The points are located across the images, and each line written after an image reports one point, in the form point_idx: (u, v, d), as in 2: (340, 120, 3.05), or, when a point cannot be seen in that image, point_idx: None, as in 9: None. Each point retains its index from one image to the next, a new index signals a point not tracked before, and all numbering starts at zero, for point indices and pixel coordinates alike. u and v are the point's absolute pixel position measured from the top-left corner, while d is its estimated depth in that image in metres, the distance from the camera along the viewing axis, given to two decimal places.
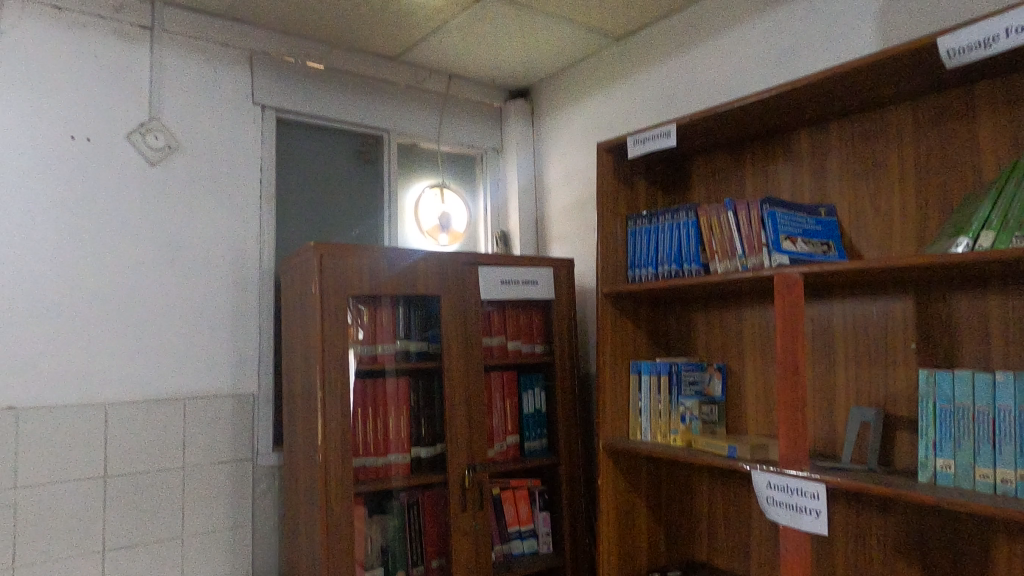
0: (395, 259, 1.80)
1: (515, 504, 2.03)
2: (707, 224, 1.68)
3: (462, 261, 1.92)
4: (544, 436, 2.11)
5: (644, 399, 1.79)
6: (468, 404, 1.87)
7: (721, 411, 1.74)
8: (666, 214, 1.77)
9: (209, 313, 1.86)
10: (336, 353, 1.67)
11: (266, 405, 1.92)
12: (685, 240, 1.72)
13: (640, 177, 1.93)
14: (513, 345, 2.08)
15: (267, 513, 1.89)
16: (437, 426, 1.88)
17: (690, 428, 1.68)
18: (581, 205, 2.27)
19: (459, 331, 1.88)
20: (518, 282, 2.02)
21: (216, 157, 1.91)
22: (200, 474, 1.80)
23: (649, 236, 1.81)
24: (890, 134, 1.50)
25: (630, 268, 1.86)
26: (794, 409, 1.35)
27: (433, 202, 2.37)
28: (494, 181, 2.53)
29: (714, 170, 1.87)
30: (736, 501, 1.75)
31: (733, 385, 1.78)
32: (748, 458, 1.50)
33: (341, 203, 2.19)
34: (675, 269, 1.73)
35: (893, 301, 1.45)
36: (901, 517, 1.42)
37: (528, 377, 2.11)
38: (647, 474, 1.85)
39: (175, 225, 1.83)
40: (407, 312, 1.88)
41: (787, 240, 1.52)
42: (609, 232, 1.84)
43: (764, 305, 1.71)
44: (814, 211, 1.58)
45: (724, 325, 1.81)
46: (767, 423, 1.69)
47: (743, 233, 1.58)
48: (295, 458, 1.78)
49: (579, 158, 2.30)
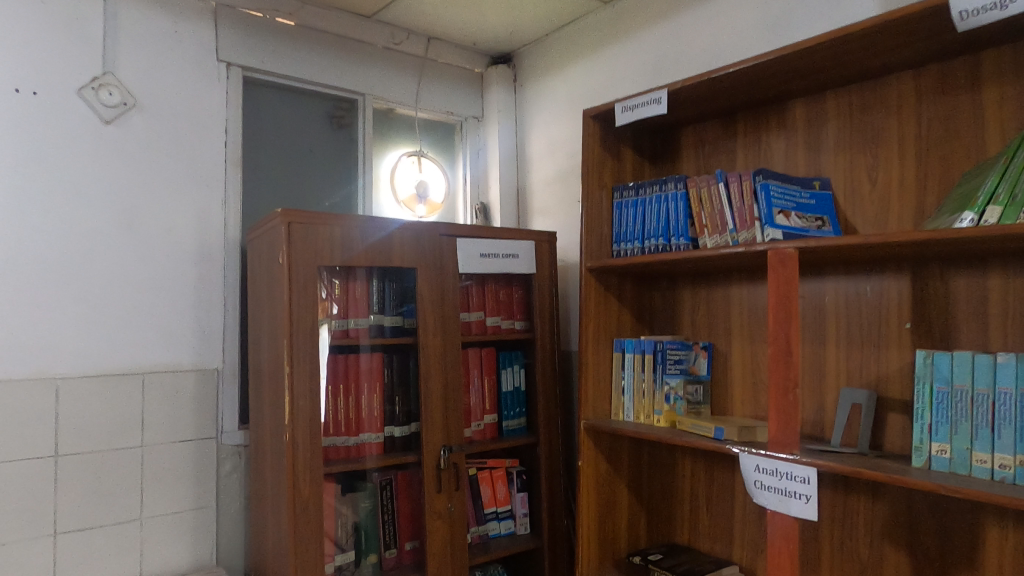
0: (368, 229, 1.70)
1: (492, 485, 1.96)
2: (697, 197, 1.61)
3: (440, 232, 1.83)
4: (523, 415, 2.04)
5: (627, 378, 1.73)
6: (444, 382, 1.79)
7: (706, 391, 1.70)
8: (653, 185, 1.70)
9: (169, 284, 1.75)
10: (305, 327, 1.58)
11: (232, 380, 1.83)
12: (674, 213, 1.65)
13: (627, 147, 1.84)
14: (492, 321, 2.00)
15: (232, 494, 1.81)
16: (411, 405, 1.80)
17: (674, 409, 1.63)
18: (565, 177, 2.18)
19: (436, 306, 1.80)
20: (497, 255, 1.94)
21: (177, 117, 1.78)
22: (160, 453, 1.71)
23: (636, 208, 1.74)
24: (890, 104, 1.43)
25: (615, 242, 1.78)
26: (786, 390, 1.29)
27: (410, 170, 2.26)
28: (474, 151, 2.44)
29: (704, 142, 1.79)
30: (720, 484, 1.70)
31: (719, 365, 1.72)
32: (736, 440, 1.44)
33: (313, 170, 2.08)
34: (663, 243, 1.66)
35: (888, 279, 1.40)
36: (890, 502, 1.38)
37: (507, 355, 2.03)
38: (628, 455, 1.80)
39: (132, 188, 1.71)
40: (381, 285, 1.79)
41: (781, 214, 1.45)
42: (595, 204, 1.76)
43: (754, 282, 1.65)
44: (809, 184, 1.52)
45: (711, 303, 1.75)
46: (754, 404, 1.64)
47: (734, 207, 1.53)
48: (262, 437, 1.69)
49: (562, 128, 2.21)
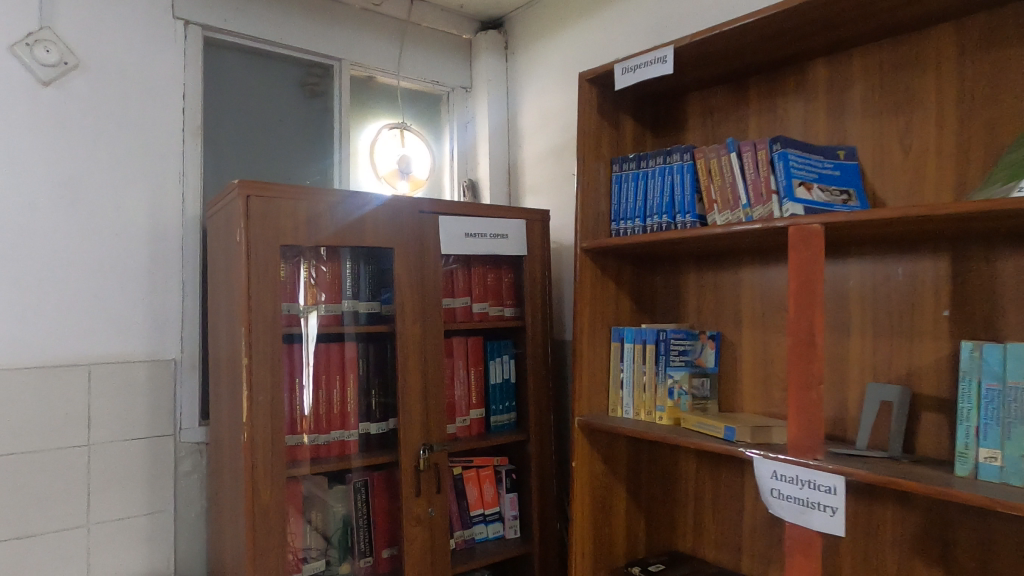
0: (339, 205, 1.52)
1: (478, 485, 1.80)
2: (706, 169, 1.44)
3: (421, 209, 1.66)
4: (513, 410, 1.88)
5: (626, 370, 1.57)
6: (424, 374, 1.62)
7: (713, 385, 1.54)
8: (657, 157, 1.53)
9: (119, 265, 1.58)
10: (264, 314, 1.41)
11: (191, 372, 1.66)
12: (679, 186, 1.47)
13: (627, 116, 1.67)
14: (478, 307, 1.83)
15: (192, 496, 1.65)
16: (389, 398, 1.63)
17: (678, 405, 1.48)
18: (559, 151, 2.01)
19: (415, 291, 1.63)
20: (484, 235, 1.77)
21: (126, 80, 1.61)
22: (109, 452, 1.54)
23: (638, 182, 1.56)
24: (926, 61, 1.25)
25: (613, 220, 1.61)
26: (808, 386, 1.12)
27: (392, 144, 2.09)
28: (462, 125, 2.25)
29: (711, 110, 1.62)
30: (726, 488, 1.54)
31: (727, 356, 1.56)
32: (748, 442, 1.27)
33: (282, 142, 1.90)
34: (667, 221, 1.49)
35: (923, 261, 1.23)
36: (922, 512, 1.22)
37: (495, 344, 1.87)
38: (627, 455, 1.64)
39: (76, 158, 1.53)
40: (356, 268, 1.62)
41: (801, 186, 1.28)
42: (591, 178, 1.59)
43: (767, 264, 1.48)
44: (832, 153, 1.34)
45: (719, 288, 1.58)
46: (766, 400, 1.47)
47: (748, 179, 1.35)
48: (220, 435, 1.52)
49: (556, 97, 2.03)
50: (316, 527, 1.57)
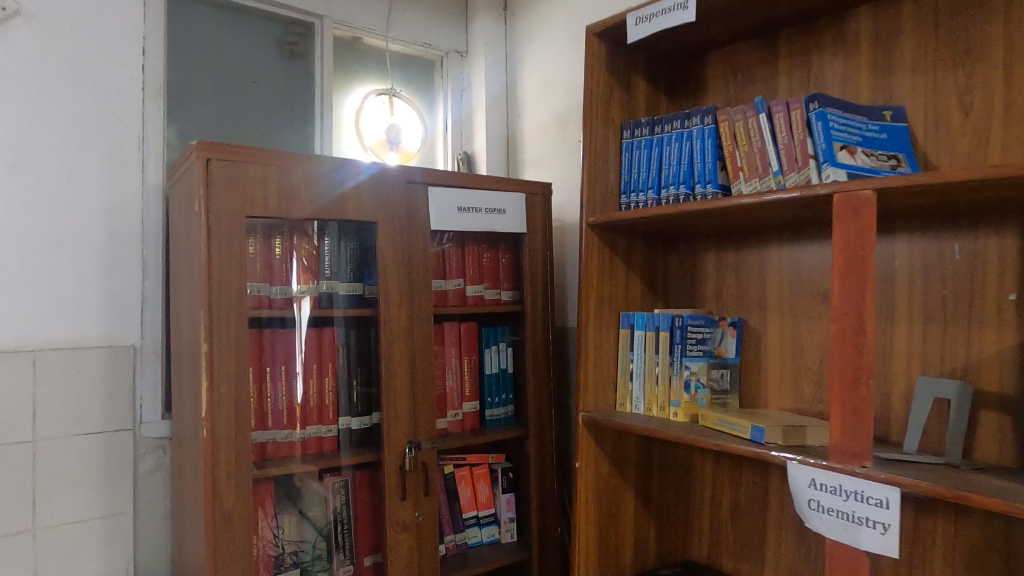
0: (314, 173, 1.34)
1: (471, 485, 1.65)
2: (730, 134, 1.27)
3: (410, 178, 1.48)
4: (510, 403, 1.72)
5: (637, 360, 1.41)
6: (412, 364, 1.45)
7: (734, 378, 1.38)
8: (674, 121, 1.36)
9: (69, 239, 1.41)
10: (227, 295, 1.23)
11: (153, 360, 1.50)
12: (699, 153, 1.30)
13: (639, 77, 1.50)
14: (473, 291, 1.67)
15: (154, 497, 1.49)
16: (373, 388, 1.46)
17: (695, 400, 1.32)
18: (563, 119, 1.83)
19: (401, 270, 1.45)
20: (479, 210, 1.59)
21: (78, 31, 1.43)
22: (57, 448, 1.38)
23: (652, 150, 1.39)
24: (992, 4, 1.08)
25: (624, 193, 1.45)
26: (856, 381, 0.95)
27: (380, 112, 1.92)
28: (457, 93, 2.07)
29: (735, 70, 1.44)
30: (748, 493, 1.37)
31: (750, 345, 1.39)
32: (780, 444, 1.10)
33: (258, 107, 1.73)
34: (685, 192, 1.32)
35: (987, 237, 1.06)
36: (981, 526, 1.06)
37: (490, 331, 1.70)
38: (636, 455, 1.48)
39: (18, 119, 1.36)
40: (336, 244, 1.46)
41: (844, 150, 1.11)
42: (599, 144, 1.42)
43: (798, 242, 1.31)
44: (878, 114, 1.17)
45: (741, 269, 1.42)
46: (795, 395, 1.31)
47: (780, 143, 1.19)
48: (182, 430, 1.37)
49: (559, 61, 1.85)
50: (293, 530, 1.43)
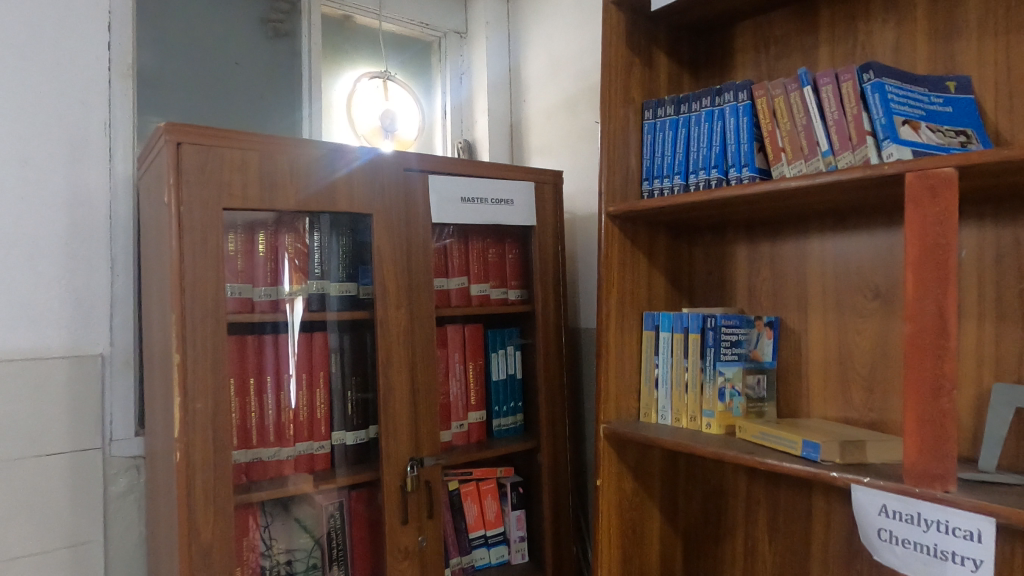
0: (300, 159, 1.19)
1: (477, 501, 1.51)
2: (769, 111, 1.13)
3: (407, 165, 1.34)
4: (520, 411, 1.57)
5: (663, 365, 1.27)
6: (412, 372, 1.31)
7: (771, 384, 1.24)
8: (703, 98, 1.22)
9: (26, 237, 1.26)
10: (203, 297, 1.08)
11: (125, 370, 1.35)
12: (733, 133, 1.16)
13: (660, 51, 1.35)
14: (477, 290, 1.53)
15: (129, 521, 1.35)
16: (369, 394, 1.32)
17: (730, 409, 1.18)
18: (573, 103, 1.69)
19: (399, 267, 1.31)
20: (484, 201, 1.45)
21: (34, 4, 1.28)
22: (14, 471, 1.23)
23: (678, 131, 1.25)
24: None
25: (646, 179, 1.31)
26: (937, 391, 0.81)
27: (373, 96, 1.78)
28: (456, 76, 1.92)
29: (767, 42, 1.30)
30: (788, 512, 1.23)
31: (789, 348, 1.25)
32: (837, 463, 0.96)
33: (240, 91, 1.58)
34: (717, 177, 1.18)
35: None
36: None
37: (497, 334, 1.55)
38: (661, 469, 1.34)
39: None
40: (328, 240, 1.31)
41: (906, 124, 0.97)
42: (618, 125, 1.28)
43: (844, 232, 1.17)
44: (940, 85, 1.03)
45: (777, 262, 1.28)
46: (843, 403, 1.17)
47: (829, 120, 1.05)
48: (155, 449, 1.22)
49: (568, 39, 1.70)
50: (289, 539, 1.29)
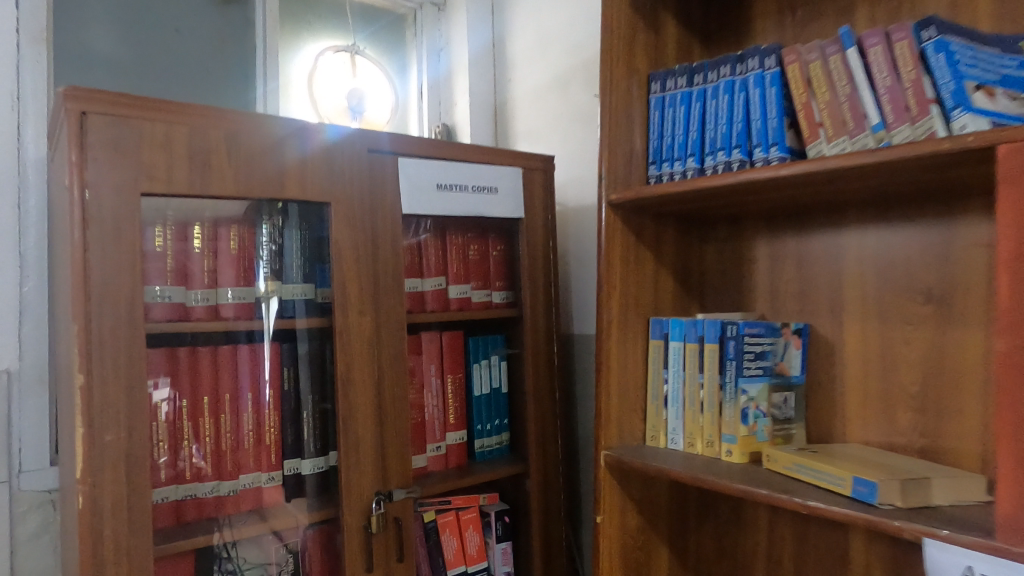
0: (239, 136, 0.99)
1: (458, 534, 1.29)
2: (803, 79, 0.94)
3: (372, 145, 1.13)
4: (505, 430, 1.38)
5: (673, 382, 1.09)
6: (377, 390, 1.11)
7: (799, 402, 1.05)
8: (721, 66, 1.03)
9: None
10: (115, 303, 0.88)
11: (38, 388, 1.15)
12: (759, 107, 0.97)
13: (667, 16, 1.17)
14: (457, 292, 1.33)
15: (43, 567, 1.14)
16: (328, 408, 1.12)
17: (754, 433, 0.99)
18: (564, 80, 1.50)
19: (363, 266, 1.11)
20: (463, 188, 1.25)
21: None
22: None
23: (692, 106, 1.07)
24: None
25: (653, 163, 1.12)
26: None
27: (339, 71, 1.59)
28: (433, 53, 1.72)
29: (792, 4, 1.12)
30: (819, 554, 1.05)
31: (819, 360, 1.07)
32: (898, 507, 0.77)
33: (176, 60, 1.37)
34: (739, 159, 1.00)
35: None
36: None
37: (478, 342, 1.36)
38: (668, 500, 1.16)
39: None
40: (278, 234, 1.10)
41: (979, 90, 0.80)
42: (620, 100, 1.09)
43: (887, 225, 0.99)
44: (1012, 45, 0.85)
45: (805, 260, 1.10)
46: (886, 427, 0.99)
47: (879, 87, 0.86)
48: (66, 485, 1.01)
49: (559, 9, 1.51)
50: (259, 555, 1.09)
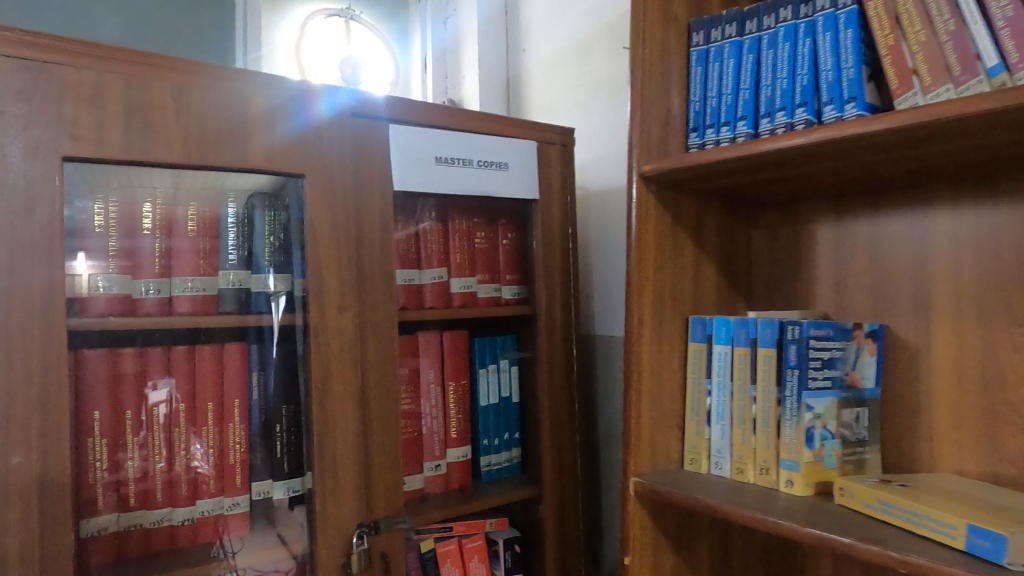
0: (190, 91, 0.81)
1: (460, 566, 1.11)
2: (889, 16, 0.74)
3: (357, 108, 0.96)
4: (516, 445, 1.20)
5: (718, 394, 0.90)
6: (361, 401, 0.93)
7: (874, 421, 0.86)
8: (780, 9, 0.84)
9: None
10: (26, 293, 0.71)
11: None
12: (830, 54, 0.78)
13: None
14: (460, 286, 1.14)
15: None
16: (302, 422, 0.94)
17: (821, 459, 0.80)
18: (586, 46, 1.32)
19: (344, 253, 0.93)
20: (467, 164, 1.07)
21: None
22: None
23: (743, 58, 0.88)
24: None
25: (694, 130, 0.93)
26: None
27: (333, 37, 1.62)
28: (439, 21, 1.57)
29: None
30: None
31: (899, 370, 0.87)
32: None
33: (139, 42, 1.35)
34: (804, 120, 0.80)
35: None
36: None
37: (485, 344, 1.17)
38: (710, 534, 0.97)
39: None
40: (247, 214, 0.93)
41: None
42: (655, 52, 0.90)
43: (992, 203, 0.80)
44: None
45: (880, 248, 0.90)
46: (989, 455, 0.79)
47: (997, 19, 0.66)
48: None
49: None
50: (266, 564, 0.93)
